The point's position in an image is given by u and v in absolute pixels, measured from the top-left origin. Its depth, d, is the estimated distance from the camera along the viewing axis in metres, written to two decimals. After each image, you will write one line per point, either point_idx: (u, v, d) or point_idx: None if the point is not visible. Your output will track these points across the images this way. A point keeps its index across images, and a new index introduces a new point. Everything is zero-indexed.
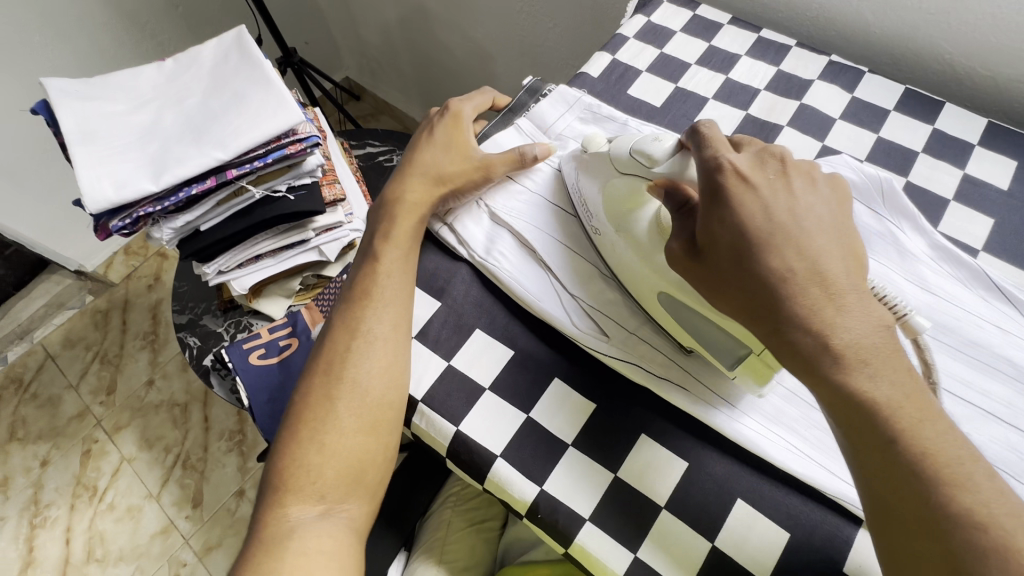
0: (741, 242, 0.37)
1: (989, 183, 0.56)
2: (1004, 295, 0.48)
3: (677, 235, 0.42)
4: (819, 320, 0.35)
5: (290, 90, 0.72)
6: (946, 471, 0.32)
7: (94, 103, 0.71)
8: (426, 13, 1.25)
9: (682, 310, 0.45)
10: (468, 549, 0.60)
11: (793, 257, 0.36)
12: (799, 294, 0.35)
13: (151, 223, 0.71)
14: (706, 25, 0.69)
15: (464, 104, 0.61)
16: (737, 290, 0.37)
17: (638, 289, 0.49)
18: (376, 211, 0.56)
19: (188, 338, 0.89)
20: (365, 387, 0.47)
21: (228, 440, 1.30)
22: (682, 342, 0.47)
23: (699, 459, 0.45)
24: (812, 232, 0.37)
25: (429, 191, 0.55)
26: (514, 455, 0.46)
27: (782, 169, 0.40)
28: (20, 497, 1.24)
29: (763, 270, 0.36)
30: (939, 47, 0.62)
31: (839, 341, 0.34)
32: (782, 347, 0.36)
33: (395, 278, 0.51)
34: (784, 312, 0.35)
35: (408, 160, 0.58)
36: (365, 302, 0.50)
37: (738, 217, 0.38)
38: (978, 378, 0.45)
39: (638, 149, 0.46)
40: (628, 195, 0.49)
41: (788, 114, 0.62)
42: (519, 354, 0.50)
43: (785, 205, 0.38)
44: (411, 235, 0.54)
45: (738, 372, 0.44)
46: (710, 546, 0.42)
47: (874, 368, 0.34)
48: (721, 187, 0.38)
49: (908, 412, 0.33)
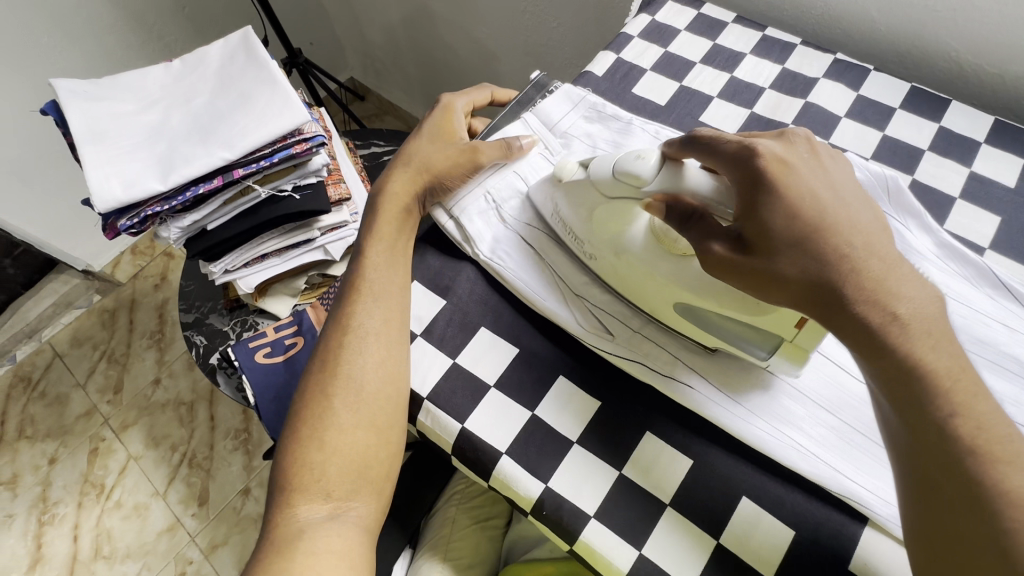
0: (797, 227, 0.37)
1: (996, 180, 0.56)
2: (1012, 293, 0.48)
3: (712, 237, 0.40)
4: (884, 292, 0.35)
5: (295, 90, 0.72)
6: (996, 449, 0.31)
7: (102, 104, 0.71)
8: (430, 13, 1.26)
9: (704, 316, 0.46)
10: (472, 546, 0.61)
11: (850, 232, 0.37)
12: (862, 268, 0.35)
13: (159, 222, 0.72)
14: (710, 24, 0.69)
15: (455, 98, 0.61)
16: (797, 280, 0.37)
17: (650, 303, 0.48)
18: (367, 209, 0.57)
19: (194, 337, 0.90)
20: (360, 382, 0.47)
21: (234, 439, 1.30)
22: (705, 342, 0.47)
23: (704, 457, 0.45)
24: (857, 206, 0.38)
25: (411, 182, 0.56)
26: (520, 452, 0.46)
27: (812, 149, 0.41)
28: (28, 494, 1.25)
29: (825, 250, 0.36)
30: (945, 44, 0.62)
31: (903, 309, 0.34)
32: (849, 330, 0.35)
33: (383, 271, 0.52)
34: (847, 290, 0.35)
35: (397, 155, 0.58)
36: (356, 298, 0.51)
37: (788, 201, 0.38)
38: (985, 376, 0.45)
39: (623, 171, 0.44)
40: (616, 215, 0.48)
41: (793, 112, 0.62)
42: (525, 352, 0.50)
43: (824, 183, 0.39)
44: (395, 227, 0.55)
45: (774, 358, 0.44)
46: (715, 542, 0.42)
47: (936, 339, 0.34)
48: (763, 172, 0.38)
49: (965, 384, 0.33)
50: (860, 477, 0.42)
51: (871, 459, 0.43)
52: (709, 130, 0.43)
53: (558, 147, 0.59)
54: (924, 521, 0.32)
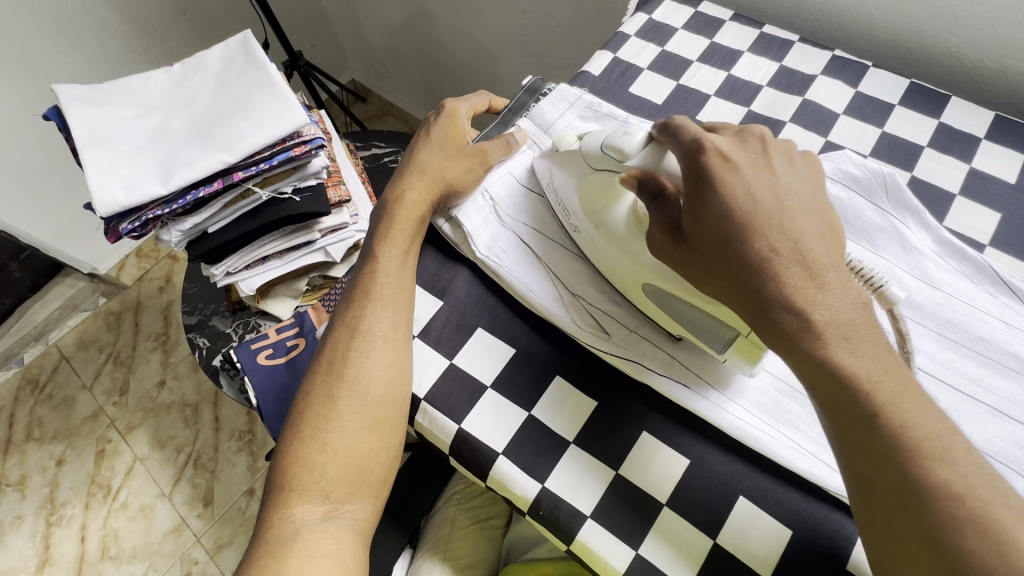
0: (726, 222, 0.37)
1: (996, 177, 0.56)
2: (1011, 290, 0.47)
3: (658, 220, 0.42)
4: (802, 297, 0.35)
5: (295, 93, 0.73)
6: (924, 446, 0.31)
7: (104, 109, 0.72)
8: (430, 15, 1.26)
9: (669, 301, 0.46)
10: (472, 546, 0.61)
11: (777, 236, 0.36)
12: (780, 274, 0.36)
13: (160, 226, 0.72)
14: (708, 23, 0.69)
15: (460, 104, 0.61)
16: (721, 275, 0.38)
17: (624, 282, 0.49)
18: (378, 212, 0.56)
19: (197, 339, 0.91)
20: (365, 385, 0.47)
21: (239, 440, 1.31)
22: (671, 330, 0.47)
23: (702, 457, 0.45)
24: (792, 209, 0.38)
25: (428, 189, 0.55)
26: (516, 452, 0.46)
27: (762, 148, 0.41)
28: (36, 495, 1.27)
29: (748, 252, 0.36)
30: (945, 40, 0.62)
31: (819, 317, 0.34)
32: (766, 329, 0.36)
33: (395, 277, 0.52)
34: (766, 290, 0.36)
35: (407, 160, 0.58)
36: (369, 301, 0.51)
37: (719, 200, 0.38)
38: (984, 374, 0.45)
39: (610, 144, 0.47)
40: (601, 190, 0.49)
41: (791, 109, 0.61)
42: (521, 352, 0.50)
43: (767, 186, 0.38)
44: (409, 234, 0.54)
45: (730, 353, 0.44)
46: (711, 543, 0.42)
47: (854, 342, 0.34)
48: (702, 166, 0.39)
49: (887, 385, 0.33)
50: None
51: None
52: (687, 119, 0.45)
53: None
54: (864, 519, 0.32)
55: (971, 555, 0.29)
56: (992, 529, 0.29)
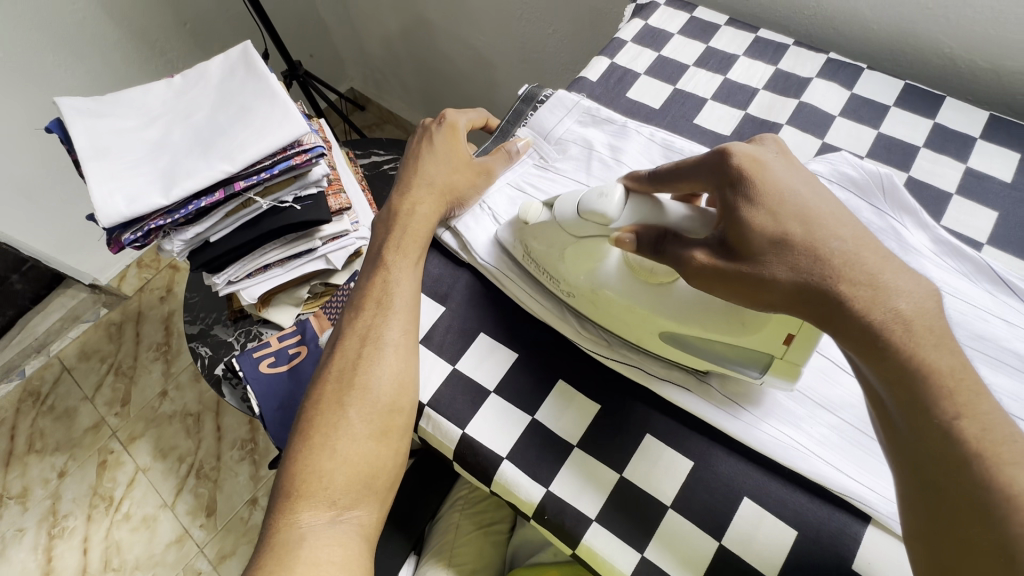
0: (780, 225, 0.36)
1: (992, 176, 0.56)
2: (1011, 288, 0.48)
3: (694, 245, 0.39)
4: (883, 287, 0.33)
5: (295, 102, 0.74)
6: (1000, 451, 0.29)
7: (105, 121, 0.73)
8: (428, 24, 1.27)
9: (692, 344, 0.45)
10: (476, 551, 0.61)
11: (836, 227, 0.36)
12: (856, 259, 0.34)
13: (162, 236, 0.73)
14: (703, 27, 0.70)
15: (459, 117, 0.62)
16: (790, 277, 0.35)
17: (635, 334, 0.48)
18: (384, 221, 0.57)
19: (200, 348, 0.91)
20: (375, 393, 0.47)
21: (240, 449, 1.31)
22: (695, 365, 0.47)
23: (705, 458, 0.45)
24: (835, 202, 0.38)
25: (435, 200, 0.56)
26: (520, 456, 0.46)
27: (781, 149, 0.41)
28: (38, 508, 1.26)
29: (814, 245, 0.35)
30: (938, 41, 0.62)
31: (905, 306, 0.33)
32: (849, 332, 0.33)
33: (405, 285, 0.52)
34: (839, 278, 0.34)
35: (410, 170, 0.58)
36: (382, 309, 0.51)
37: (767, 198, 0.37)
38: (985, 372, 0.45)
39: (587, 208, 0.44)
40: (583, 257, 0.48)
41: (787, 112, 0.62)
42: (523, 357, 0.50)
43: (802, 181, 0.38)
44: (418, 244, 0.54)
45: (766, 377, 0.44)
46: (716, 544, 0.42)
47: (939, 337, 0.32)
48: (737, 172, 0.38)
49: (966, 382, 0.31)
50: (860, 475, 0.42)
51: (871, 457, 0.43)
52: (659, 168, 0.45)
53: (553, 154, 0.59)
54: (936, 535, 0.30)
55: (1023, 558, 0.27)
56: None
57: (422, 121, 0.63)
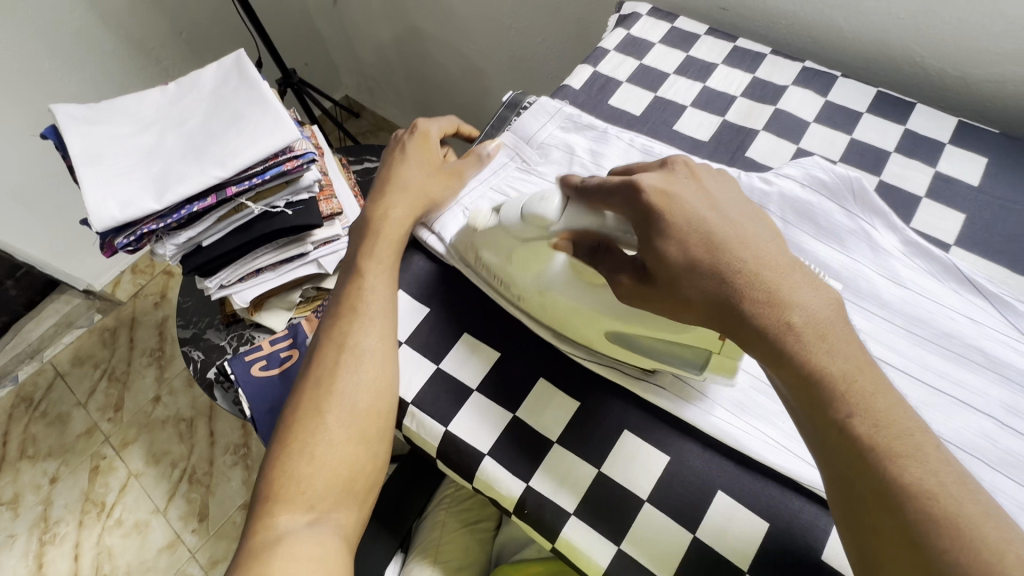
0: (689, 252, 0.37)
1: (961, 179, 0.58)
2: (976, 287, 0.49)
3: (620, 269, 0.41)
4: (779, 301, 0.35)
5: (286, 109, 0.75)
6: (896, 445, 0.31)
7: (100, 127, 0.74)
8: (420, 33, 1.30)
9: (632, 339, 0.46)
10: (462, 549, 0.61)
11: (739, 248, 0.37)
12: (755, 282, 0.36)
13: (155, 240, 0.74)
14: (684, 37, 0.72)
15: (431, 125, 0.63)
16: (701, 298, 0.37)
17: (584, 335, 0.49)
18: (359, 229, 0.57)
19: (192, 352, 0.92)
20: (352, 398, 0.48)
21: (233, 454, 1.32)
22: (641, 364, 0.48)
23: (681, 454, 0.46)
24: (740, 221, 0.39)
25: (409, 207, 0.57)
26: (501, 453, 0.47)
27: (691, 172, 0.41)
28: (30, 514, 1.26)
29: (720, 270, 0.36)
30: (909, 50, 0.65)
31: (797, 318, 0.35)
32: (757, 346, 0.36)
33: (381, 291, 0.53)
34: (742, 298, 0.36)
35: (385, 177, 0.60)
36: (355, 314, 0.52)
37: (676, 229, 0.38)
38: (950, 367, 0.47)
39: (528, 212, 0.45)
40: (531, 259, 0.48)
41: (764, 118, 0.64)
42: (505, 356, 0.52)
43: (711, 204, 0.39)
44: (394, 251, 0.55)
45: (707, 373, 0.45)
46: (691, 537, 0.43)
47: (831, 343, 0.34)
48: (643, 209, 0.39)
49: (862, 384, 0.33)
50: None
51: None
52: (592, 175, 0.44)
53: (535, 157, 0.61)
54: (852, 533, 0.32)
55: (944, 554, 0.29)
56: (965, 525, 0.29)
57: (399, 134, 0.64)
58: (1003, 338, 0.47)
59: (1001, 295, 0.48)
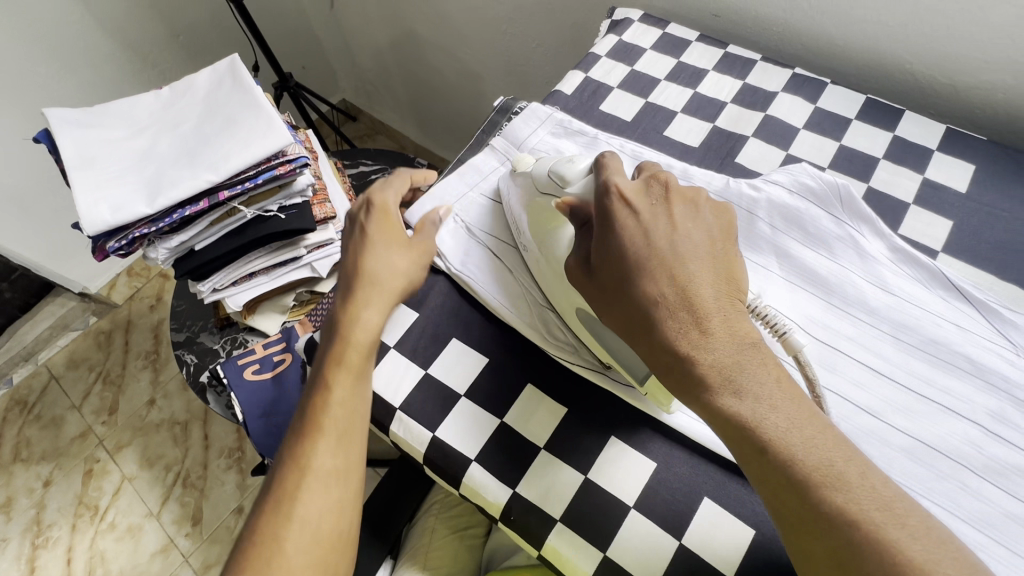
0: (620, 265, 0.41)
1: (948, 186, 0.58)
2: (963, 295, 0.49)
3: (575, 252, 0.46)
4: (686, 343, 0.38)
5: (280, 114, 0.75)
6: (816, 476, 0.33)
7: (93, 131, 0.74)
8: (416, 38, 1.30)
9: (597, 329, 0.48)
10: (451, 555, 0.61)
11: (664, 281, 0.40)
12: (663, 315, 0.39)
13: (147, 244, 0.74)
14: (675, 43, 0.72)
15: (387, 194, 0.55)
16: (622, 312, 0.41)
17: (560, 302, 0.51)
18: (325, 326, 0.49)
19: (185, 356, 0.92)
20: (315, 531, 0.42)
21: (228, 458, 1.31)
22: (602, 358, 0.49)
23: (667, 461, 0.46)
24: (684, 256, 0.40)
25: (383, 298, 0.50)
26: (488, 459, 0.47)
27: (666, 195, 0.43)
28: (23, 518, 1.26)
29: (637, 296, 0.40)
30: (899, 56, 0.65)
31: (705, 362, 0.37)
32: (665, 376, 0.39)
33: (351, 402, 0.46)
34: (652, 324, 0.39)
35: (353, 262, 0.52)
36: (310, 436, 0.44)
37: (617, 243, 0.42)
38: (937, 374, 0.46)
39: (557, 170, 0.50)
40: (545, 217, 0.52)
41: (753, 125, 0.64)
42: (493, 361, 0.52)
43: (662, 233, 0.41)
44: (366, 353, 0.48)
45: (648, 388, 0.45)
46: (677, 545, 0.43)
47: (739, 384, 0.36)
48: (603, 211, 0.43)
49: (774, 421, 0.35)
50: None
51: None
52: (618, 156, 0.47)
53: None
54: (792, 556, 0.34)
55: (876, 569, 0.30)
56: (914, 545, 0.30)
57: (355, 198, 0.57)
58: (989, 346, 0.47)
59: (988, 302, 0.48)
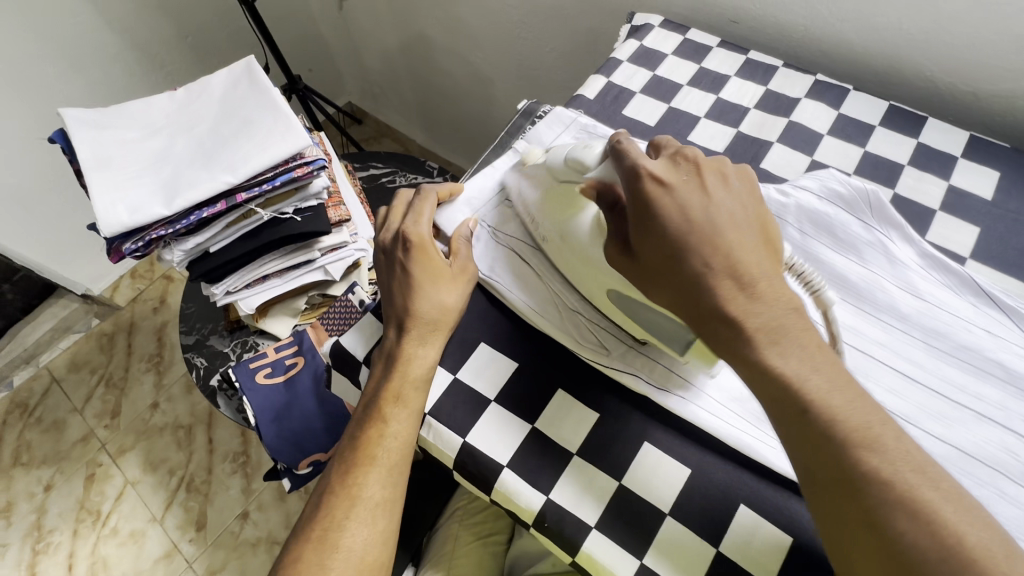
0: (665, 246, 0.40)
1: (974, 194, 0.58)
2: (992, 301, 0.49)
3: (612, 238, 0.45)
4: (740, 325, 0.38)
5: (296, 116, 0.75)
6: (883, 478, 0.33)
7: (108, 132, 0.74)
8: (427, 41, 1.30)
9: (634, 307, 0.48)
10: (475, 561, 0.61)
11: (711, 253, 0.39)
12: (715, 288, 0.39)
13: (163, 246, 0.73)
14: (696, 48, 0.73)
15: (422, 228, 0.55)
16: (673, 293, 0.40)
17: (590, 291, 0.51)
18: (381, 357, 0.51)
19: (195, 359, 0.91)
20: (358, 556, 0.45)
21: (232, 462, 1.30)
22: (635, 333, 0.50)
23: (702, 466, 0.46)
24: (727, 227, 0.40)
25: (434, 337, 0.50)
26: (521, 464, 0.47)
27: (696, 169, 0.43)
28: (23, 523, 1.24)
29: (687, 275, 0.39)
30: (920, 65, 0.65)
31: (780, 366, 0.37)
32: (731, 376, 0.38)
33: (401, 440, 0.48)
34: (708, 303, 0.39)
35: (405, 294, 0.52)
36: (361, 469, 0.47)
37: (659, 224, 0.41)
38: (970, 379, 0.47)
39: (572, 157, 0.50)
40: (567, 203, 0.53)
41: (777, 130, 0.64)
42: (522, 366, 0.51)
43: (698, 204, 0.41)
44: (418, 393, 0.49)
45: (689, 356, 0.47)
46: (715, 551, 0.43)
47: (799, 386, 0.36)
48: (638, 195, 0.41)
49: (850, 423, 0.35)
50: None
51: None
52: (631, 138, 0.45)
53: None
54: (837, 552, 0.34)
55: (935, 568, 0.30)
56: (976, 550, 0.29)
57: (395, 217, 0.58)
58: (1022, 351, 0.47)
59: (1019, 308, 0.49)
